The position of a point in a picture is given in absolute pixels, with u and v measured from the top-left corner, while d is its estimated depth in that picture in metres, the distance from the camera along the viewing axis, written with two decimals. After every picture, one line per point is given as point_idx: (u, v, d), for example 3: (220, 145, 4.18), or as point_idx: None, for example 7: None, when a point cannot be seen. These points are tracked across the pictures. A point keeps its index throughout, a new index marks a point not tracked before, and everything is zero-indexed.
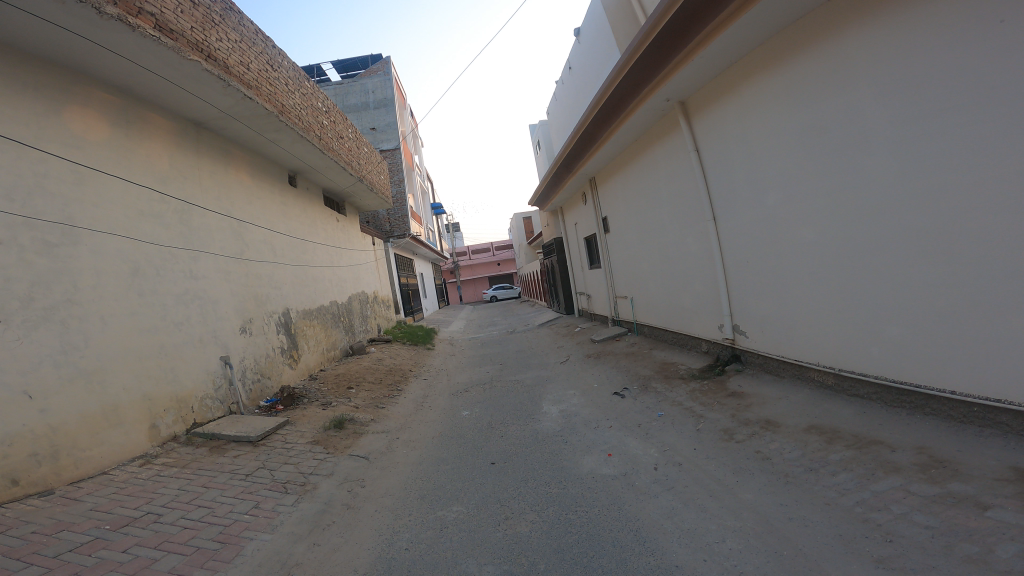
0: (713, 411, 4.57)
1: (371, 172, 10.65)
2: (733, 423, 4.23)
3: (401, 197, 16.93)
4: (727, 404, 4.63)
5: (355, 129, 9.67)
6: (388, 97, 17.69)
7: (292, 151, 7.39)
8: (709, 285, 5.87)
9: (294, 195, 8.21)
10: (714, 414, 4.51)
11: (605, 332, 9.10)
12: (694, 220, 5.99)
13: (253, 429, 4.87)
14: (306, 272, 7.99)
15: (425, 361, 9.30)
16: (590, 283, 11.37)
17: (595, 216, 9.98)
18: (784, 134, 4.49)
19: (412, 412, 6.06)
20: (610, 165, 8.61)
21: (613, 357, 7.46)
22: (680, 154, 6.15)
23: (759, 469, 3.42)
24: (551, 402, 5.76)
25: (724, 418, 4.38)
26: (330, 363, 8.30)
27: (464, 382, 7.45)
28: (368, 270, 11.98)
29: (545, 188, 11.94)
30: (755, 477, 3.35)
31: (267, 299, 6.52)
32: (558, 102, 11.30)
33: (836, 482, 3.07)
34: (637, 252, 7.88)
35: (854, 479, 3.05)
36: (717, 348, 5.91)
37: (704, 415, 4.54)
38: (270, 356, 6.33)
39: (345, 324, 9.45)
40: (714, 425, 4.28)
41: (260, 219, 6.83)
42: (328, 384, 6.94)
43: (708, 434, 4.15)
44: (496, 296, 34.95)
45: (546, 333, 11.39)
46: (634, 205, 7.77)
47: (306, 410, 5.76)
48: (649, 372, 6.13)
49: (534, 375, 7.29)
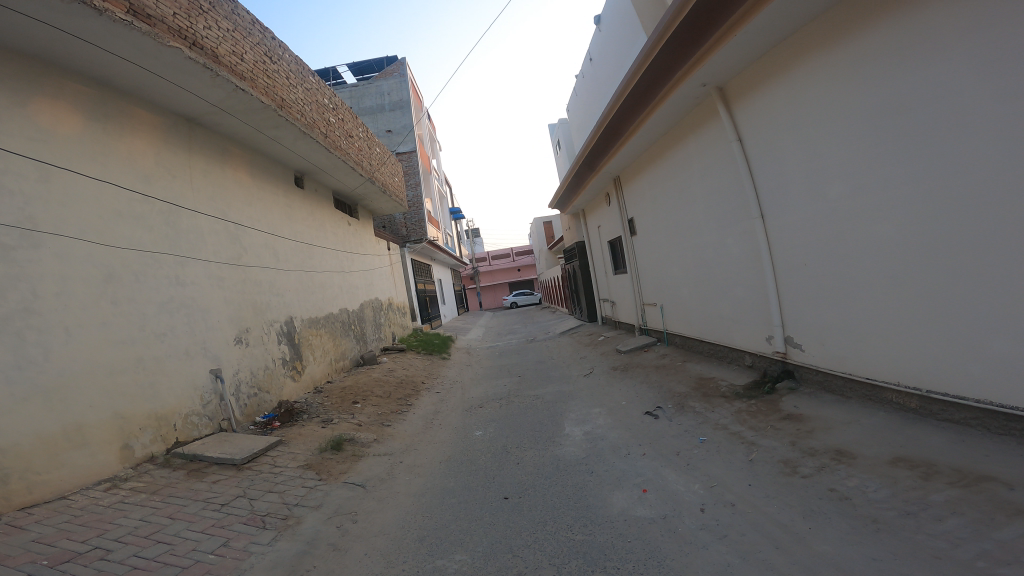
0: (766, 438, 3.88)
1: (384, 174, 10.25)
2: (794, 453, 3.54)
3: (417, 201, 16.56)
4: (783, 429, 3.93)
5: (366, 128, 9.30)
6: (404, 100, 17.39)
7: (294, 150, 7.00)
8: (754, 291, 5.17)
9: (300, 198, 7.81)
10: (767, 441, 3.82)
11: (632, 341, 8.39)
12: (735, 215, 5.32)
13: (239, 451, 4.38)
14: (312, 278, 7.55)
15: (439, 373, 8.74)
16: (614, 290, 10.69)
17: (619, 217, 9.34)
18: (841, 109, 3.82)
19: (420, 432, 5.50)
20: (637, 160, 7.96)
21: (641, 370, 6.78)
22: (718, 143, 5.47)
23: (837, 514, 2.75)
24: (574, 422, 5.13)
25: (781, 446, 3.69)
26: (338, 374, 7.82)
27: (479, 397, 6.87)
28: (382, 276, 11.54)
29: (567, 189, 11.35)
30: (832, 522, 2.68)
31: (266, 307, 6.07)
32: (579, 98, 10.70)
33: (945, 530, 2.39)
34: (669, 254, 7.20)
35: (968, 527, 2.37)
36: (765, 362, 5.19)
37: (755, 442, 3.86)
38: (269, 369, 5.87)
39: (356, 333, 8.99)
40: (770, 455, 3.60)
41: (260, 222, 6.43)
42: (331, 398, 6.43)
43: (763, 466, 3.48)
44: (517, 303, 34.38)
45: (568, 343, 10.72)
46: (663, 204, 7.11)
47: (304, 428, 5.24)
48: (685, 389, 5.44)
49: (555, 390, 6.66)
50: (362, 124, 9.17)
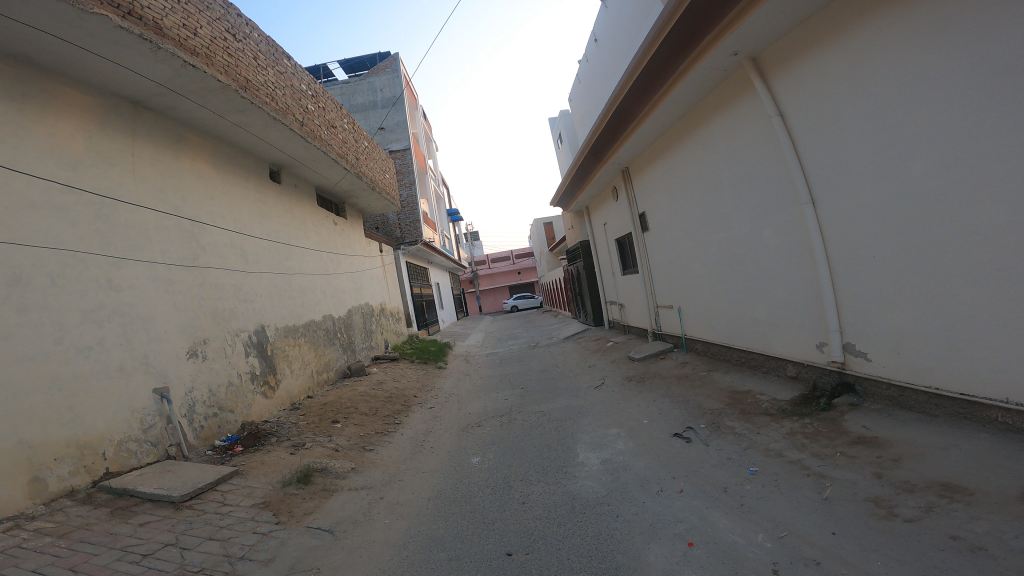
0: (840, 469, 3.13)
1: (372, 169, 9.49)
2: (886, 490, 2.80)
3: (412, 200, 15.82)
4: (859, 459, 3.17)
5: (350, 118, 8.55)
6: (398, 96, 16.72)
7: (264, 138, 6.25)
8: (800, 287, 4.37)
9: (276, 193, 7.05)
10: (842, 473, 3.08)
11: (646, 348, 7.62)
12: (775, 199, 4.53)
13: (180, 485, 3.60)
14: (290, 281, 6.78)
15: (434, 384, 7.97)
16: (623, 291, 9.90)
17: (628, 212, 8.58)
18: (922, 62, 3.06)
19: (409, 458, 4.71)
20: (650, 148, 7.21)
21: (661, 381, 5.99)
22: (754, 120, 4.68)
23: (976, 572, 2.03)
24: (588, 447, 4.36)
25: (864, 480, 2.95)
26: (320, 388, 7.02)
27: (478, 413, 6.08)
28: (374, 279, 10.76)
29: (569, 183, 10.60)
30: None
31: (231, 313, 5.30)
32: (583, 86, 9.93)
33: None
34: (688, 250, 6.43)
35: None
36: (816, 373, 4.39)
37: (826, 474, 3.11)
38: (233, 386, 5.09)
39: (343, 341, 8.20)
40: (851, 495, 2.85)
41: (225, 219, 5.67)
42: (308, 417, 5.63)
43: (846, 508, 2.73)
44: (517, 306, 33.60)
45: (573, 349, 9.94)
46: (683, 193, 6.35)
47: (270, 456, 4.45)
48: (718, 404, 4.68)
49: (563, 404, 5.87)
50: (346, 113, 8.42)
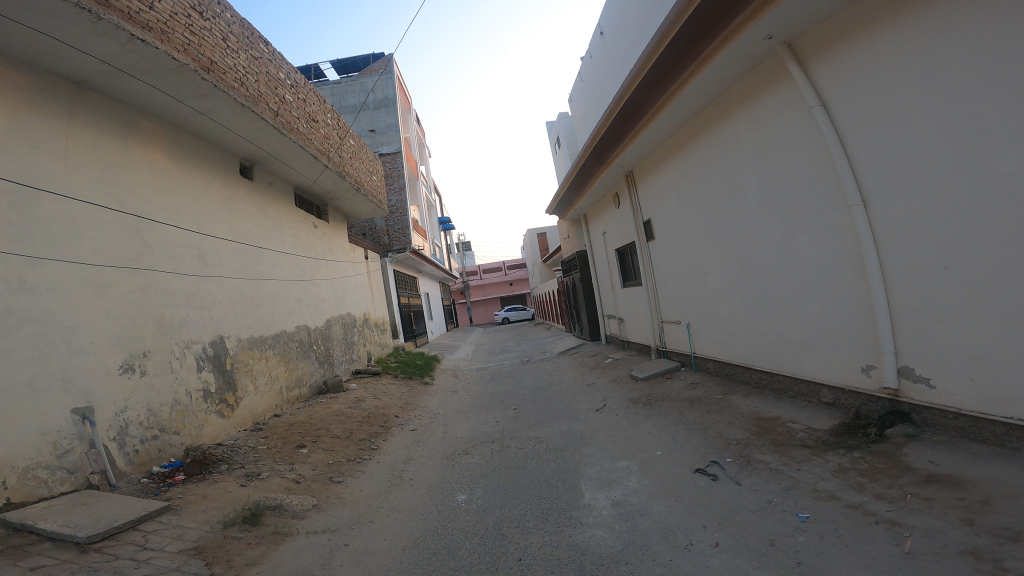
0: (917, 515, 2.56)
1: (357, 169, 8.87)
2: (986, 539, 2.24)
3: (401, 205, 15.22)
4: (941, 502, 2.61)
5: (334, 113, 7.94)
6: (389, 97, 16.43)
7: (232, 128, 5.62)
8: (843, 300, 3.79)
9: (247, 190, 6.40)
10: (920, 520, 2.51)
11: (650, 365, 7.01)
12: (813, 200, 3.96)
13: (93, 523, 2.90)
14: (259, 287, 6.10)
15: (419, 402, 7.28)
16: (623, 304, 9.31)
17: (631, 219, 8.03)
18: (1018, 38, 2.52)
19: (383, 494, 4.02)
20: (660, 149, 6.67)
21: (671, 404, 5.37)
22: (789, 113, 4.13)
23: None
24: (594, 484, 3.71)
25: (952, 529, 2.38)
26: (289, 406, 6.30)
27: (465, 438, 5.41)
28: (357, 286, 10.07)
29: (568, 188, 10.06)
30: None
31: (180, 323, 4.63)
32: (586, 87, 9.44)
33: None
34: (702, 259, 5.86)
35: None
36: (860, 399, 3.79)
37: (901, 522, 2.54)
38: (177, 405, 4.40)
39: (319, 354, 7.49)
40: (940, 547, 2.27)
41: (182, 215, 5.02)
42: (270, 441, 4.91)
43: (938, 564, 2.16)
44: (509, 319, 32.96)
45: (569, 366, 9.29)
46: (697, 196, 5.79)
47: (215, 489, 3.74)
48: (743, 433, 4.07)
49: (562, 430, 5.22)
50: (330, 107, 7.82)
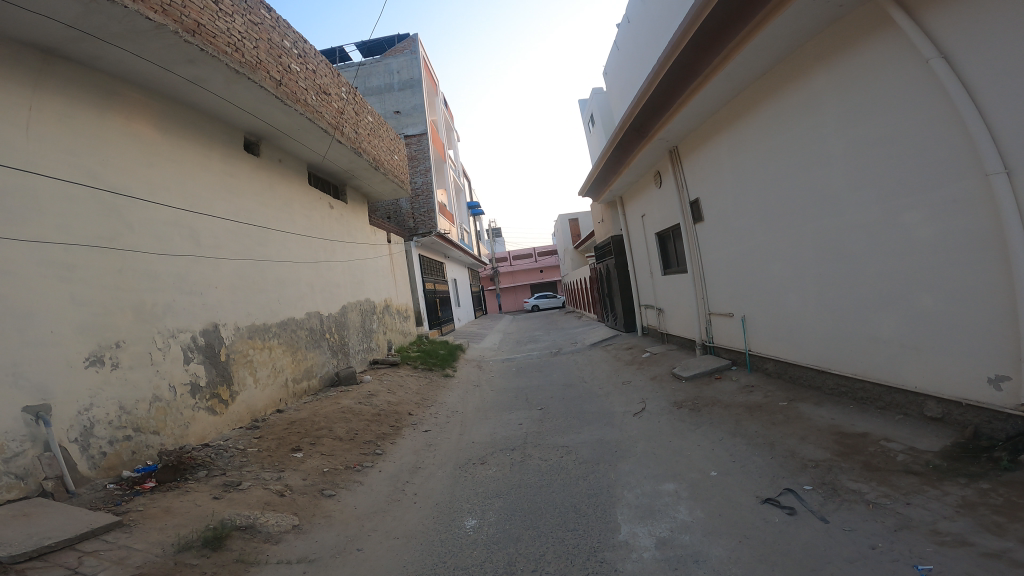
0: None
1: (376, 146, 8.28)
2: None
3: (426, 187, 14.66)
4: None
5: (348, 87, 7.36)
6: (415, 78, 15.68)
7: (229, 98, 5.08)
8: (967, 297, 2.92)
9: (253, 168, 5.90)
10: None
11: (696, 362, 6.20)
12: (926, 168, 3.08)
13: (25, 539, 2.41)
14: (263, 270, 5.61)
15: (437, 397, 6.70)
16: (663, 293, 8.46)
17: (675, 199, 7.16)
18: None
19: (380, 513, 3.44)
20: (715, 117, 5.77)
21: (724, 411, 4.57)
22: (889, 63, 3.23)
23: None
24: (631, 515, 3.00)
25: None
26: (296, 400, 5.83)
27: (483, 444, 4.78)
28: (377, 271, 9.56)
29: (603, 167, 9.18)
30: None
31: (163, 311, 4.15)
32: (624, 55, 8.54)
33: None
34: (768, 243, 4.99)
35: None
36: (981, 416, 2.93)
37: None
38: (157, 401, 3.95)
39: (333, 344, 7.00)
40: None
41: (172, 192, 4.54)
42: (265, 443, 4.45)
43: None
44: (539, 305, 32.27)
45: (603, 359, 8.53)
46: (763, 168, 4.91)
47: (183, 502, 3.26)
48: (822, 452, 3.27)
49: (593, 438, 4.53)
50: (343, 79, 7.22)
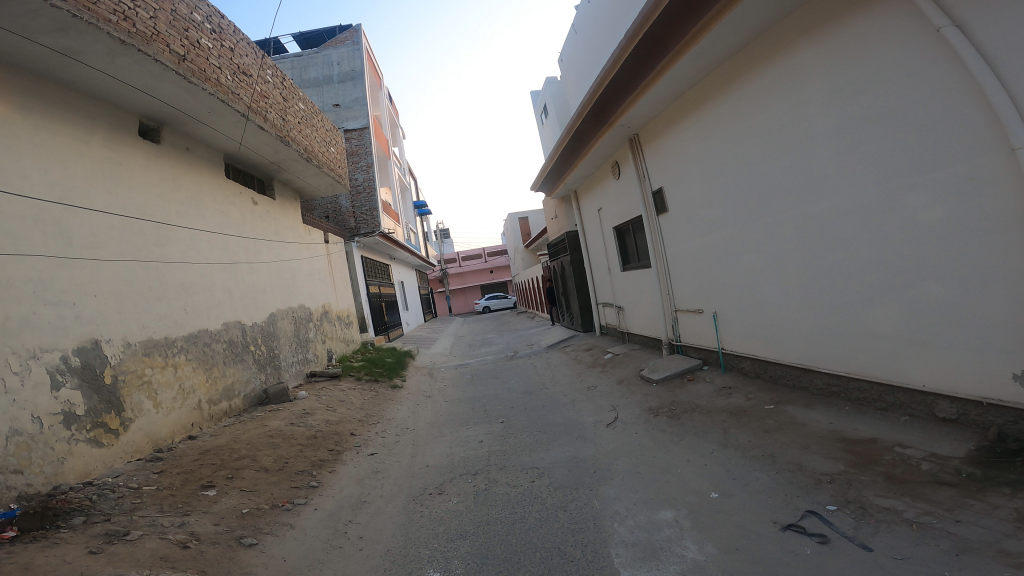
0: None
1: (308, 135, 7.40)
2: None
3: (369, 184, 13.71)
4: None
5: (274, 69, 6.47)
6: (356, 71, 14.65)
7: (116, 75, 4.15)
8: (985, 285, 2.71)
9: (150, 155, 4.94)
10: None
11: (664, 363, 5.83)
12: (934, 142, 2.84)
13: None
14: (162, 274, 4.68)
15: (384, 412, 5.95)
16: (623, 291, 8.11)
17: (636, 190, 6.78)
18: None
19: (319, 562, 2.75)
20: (682, 104, 5.44)
21: (706, 419, 4.20)
22: (890, 33, 2.97)
23: None
24: (629, 557, 2.48)
25: None
26: (212, 424, 4.92)
27: (440, 468, 4.13)
28: (313, 273, 8.61)
29: (557, 159, 8.71)
30: None
31: (20, 326, 3.22)
32: (590, 41, 8.16)
33: None
34: (743, 236, 4.69)
35: None
36: (1004, 416, 2.73)
37: None
38: (17, 434, 3.05)
39: (260, 357, 6.07)
40: None
41: (35, 180, 3.60)
42: (166, 480, 3.56)
43: None
44: (489, 307, 31.71)
45: (563, 362, 8.07)
46: (737, 155, 4.60)
47: (48, 559, 2.42)
48: (833, 464, 3.00)
49: (566, 457, 4.02)
50: (269, 61, 6.34)
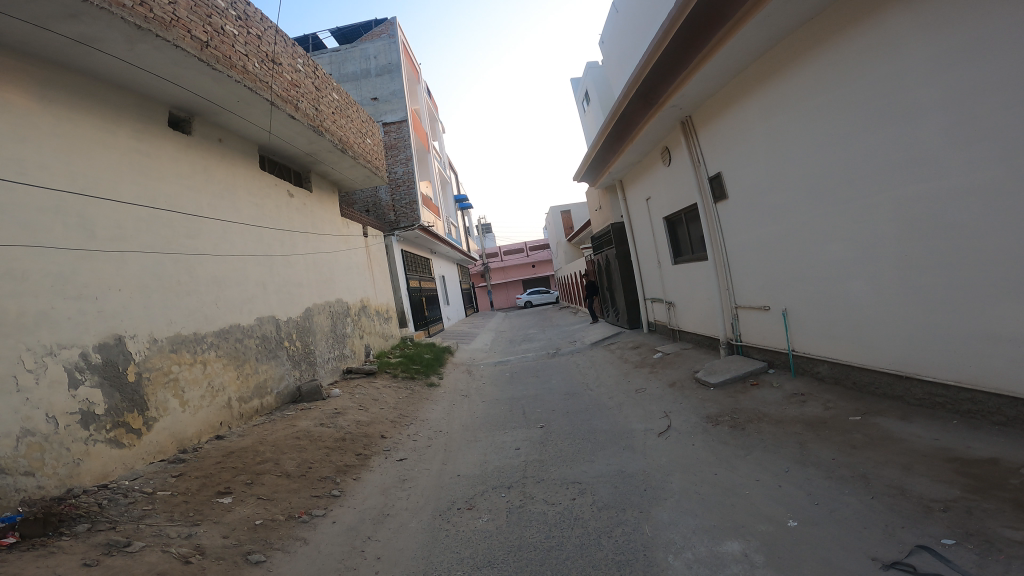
0: None
1: (343, 126, 7.23)
2: None
3: (408, 177, 13.59)
4: None
5: (304, 58, 6.30)
6: (394, 64, 14.57)
7: (139, 64, 4.03)
8: None
9: (182, 148, 4.85)
10: None
11: (722, 364, 5.25)
12: None
13: None
14: (193, 268, 4.55)
15: (417, 412, 5.68)
16: (674, 285, 7.52)
17: (690, 176, 6.17)
18: None
19: None
20: (744, 77, 4.82)
21: (776, 431, 3.66)
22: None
23: None
24: None
25: None
26: (242, 423, 4.79)
27: (473, 478, 3.80)
28: (352, 268, 8.50)
29: (601, 147, 8.16)
30: None
31: (36, 321, 3.12)
32: (635, 16, 7.56)
33: None
34: (819, 223, 4.09)
35: None
36: None
37: None
38: (28, 435, 2.94)
39: (295, 353, 5.95)
40: None
41: (58, 172, 3.51)
42: (184, 485, 3.45)
43: None
44: (532, 301, 31.35)
45: (608, 361, 7.58)
46: (813, 129, 4.00)
47: (36, 570, 2.27)
48: (945, 489, 2.55)
49: (613, 470, 3.58)
50: (298, 50, 6.18)
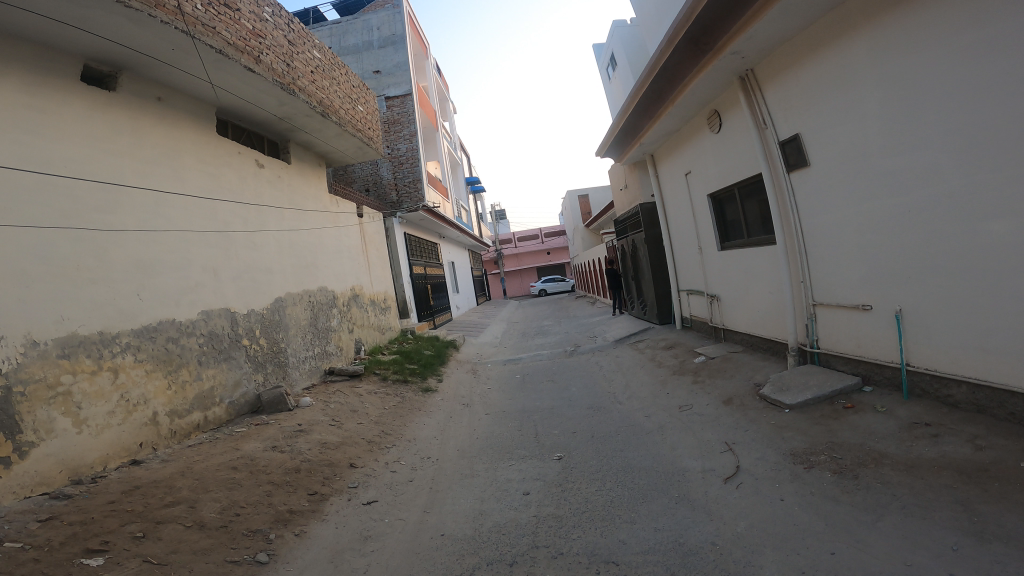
0: None
1: (325, 87, 6.08)
2: None
3: (412, 155, 12.40)
4: None
5: (272, 6, 5.15)
6: (398, 34, 13.35)
7: (25, 6, 2.96)
8: None
9: (104, 108, 3.77)
10: None
11: (796, 377, 4.06)
12: None
13: None
14: (104, 250, 3.49)
15: (405, 430, 4.58)
16: (721, 275, 6.26)
17: (752, 142, 4.88)
18: None
19: None
20: (843, 7, 3.50)
21: (911, 488, 2.49)
22: None
23: None
24: None
25: None
26: (172, 443, 3.74)
27: (462, 541, 2.67)
28: (341, 252, 7.40)
29: (631, 113, 6.81)
30: None
31: None
32: None
33: None
34: (972, 196, 2.84)
35: None
36: None
37: None
38: None
39: (257, 353, 4.88)
40: None
41: None
42: (46, 535, 2.42)
43: None
44: (546, 290, 30.22)
45: (638, 364, 6.39)
46: (979, 67, 2.71)
47: None
48: None
49: (669, 540, 2.44)
50: None
